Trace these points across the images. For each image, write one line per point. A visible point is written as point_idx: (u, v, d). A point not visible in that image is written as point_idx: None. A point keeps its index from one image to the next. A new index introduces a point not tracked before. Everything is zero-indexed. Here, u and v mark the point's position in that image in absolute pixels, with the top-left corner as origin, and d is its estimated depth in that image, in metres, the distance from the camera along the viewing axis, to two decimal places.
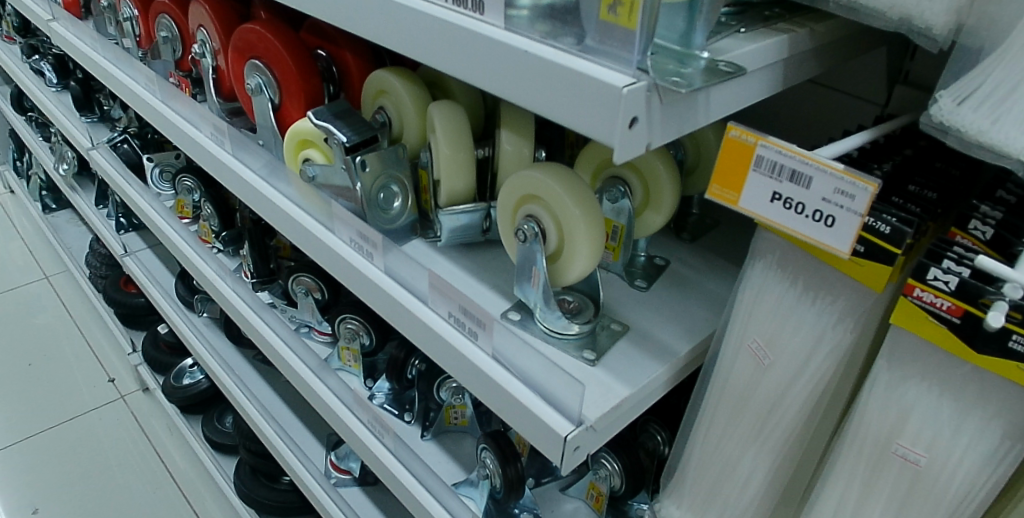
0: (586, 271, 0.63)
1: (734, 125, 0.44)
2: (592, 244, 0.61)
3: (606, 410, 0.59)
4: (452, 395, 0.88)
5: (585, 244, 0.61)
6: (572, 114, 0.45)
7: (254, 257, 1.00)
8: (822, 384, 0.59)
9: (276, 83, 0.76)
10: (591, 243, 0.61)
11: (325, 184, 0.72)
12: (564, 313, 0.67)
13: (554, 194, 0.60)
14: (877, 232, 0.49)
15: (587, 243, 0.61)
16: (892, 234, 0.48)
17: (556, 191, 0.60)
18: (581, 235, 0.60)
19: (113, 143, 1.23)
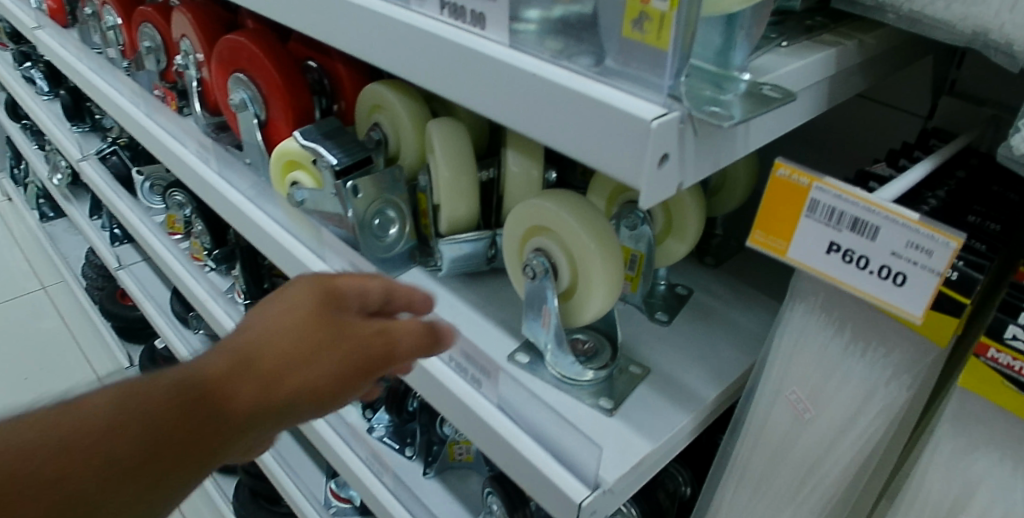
0: (602, 312, 0.57)
1: (783, 163, 0.38)
2: (611, 285, 0.54)
3: (625, 471, 0.52)
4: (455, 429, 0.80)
5: (603, 285, 0.54)
6: (588, 148, 0.38)
7: (245, 277, 0.93)
8: (873, 445, 0.51)
9: (263, 98, 0.70)
10: (610, 284, 0.54)
11: (314, 209, 0.65)
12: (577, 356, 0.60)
13: (573, 232, 0.53)
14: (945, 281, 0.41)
15: (605, 284, 0.54)
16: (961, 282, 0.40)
17: (576, 229, 0.53)
18: (600, 276, 0.54)
19: (103, 155, 1.19)
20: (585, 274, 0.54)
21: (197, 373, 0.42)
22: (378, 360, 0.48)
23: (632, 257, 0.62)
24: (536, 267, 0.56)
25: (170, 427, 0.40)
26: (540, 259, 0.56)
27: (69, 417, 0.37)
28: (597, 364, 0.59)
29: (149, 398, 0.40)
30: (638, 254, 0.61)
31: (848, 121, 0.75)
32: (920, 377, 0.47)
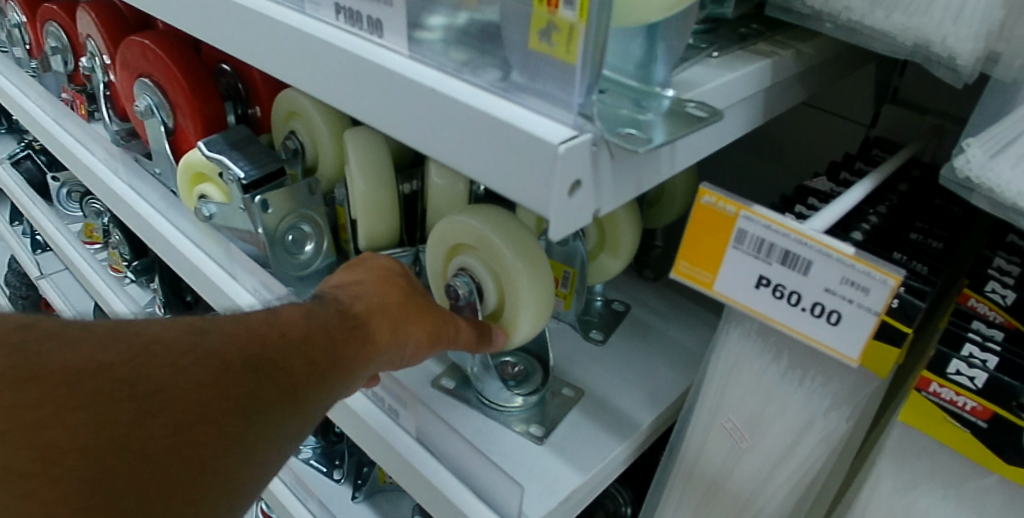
0: (531, 335, 0.53)
1: (707, 189, 0.34)
2: (540, 308, 0.51)
3: (554, 508, 0.48)
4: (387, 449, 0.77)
5: (532, 309, 0.50)
6: (492, 172, 0.33)
7: (165, 290, 0.87)
8: (811, 475, 0.49)
9: (169, 104, 0.64)
10: (539, 307, 0.51)
11: (224, 225, 0.60)
12: (506, 381, 0.56)
13: (507, 264, 0.49)
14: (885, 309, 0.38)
15: (534, 308, 0.50)
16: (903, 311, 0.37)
17: (510, 262, 0.49)
18: (528, 299, 0.50)
19: (16, 159, 1.11)
20: (512, 297, 0.50)
21: (301, 316, 0.41)
22: (445, 331, 0.48)
23: (566, 274, 0.59)
24: (459, 287, 0.52)
25: (262, 362, 0.37)
26: (463, 278, 0.52)
27: (153, 339, 0.34)
28: (527, 388, 0.56)
29: (232, 327, 0.37)
30: (571, 271, 0.58)
31: (791, 129, 0.72)
32: (859, 407, 0.44)
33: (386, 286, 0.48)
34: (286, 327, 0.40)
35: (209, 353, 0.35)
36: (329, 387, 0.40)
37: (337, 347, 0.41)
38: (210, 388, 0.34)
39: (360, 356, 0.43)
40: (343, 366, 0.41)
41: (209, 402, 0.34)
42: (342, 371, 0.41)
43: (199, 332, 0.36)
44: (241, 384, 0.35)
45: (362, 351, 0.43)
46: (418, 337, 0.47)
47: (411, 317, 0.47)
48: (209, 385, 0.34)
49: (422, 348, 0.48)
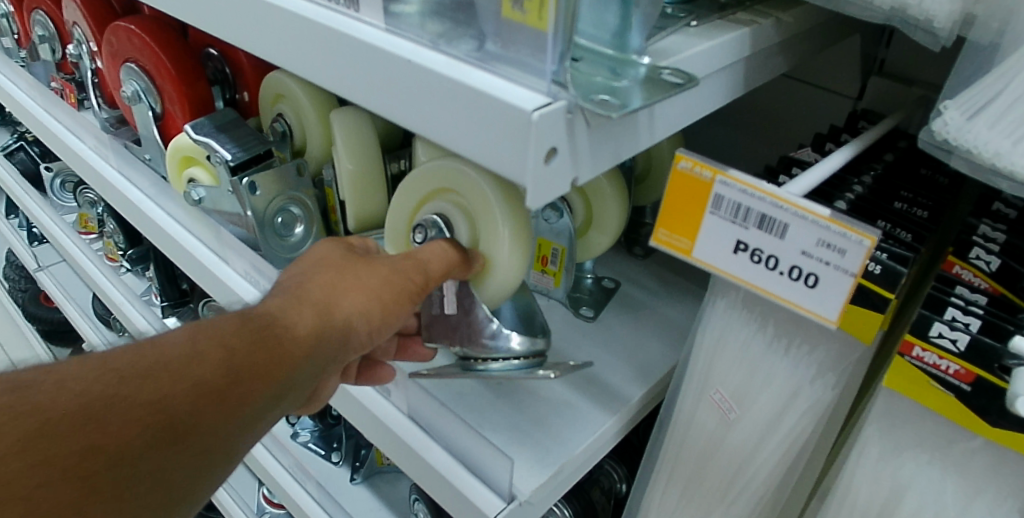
0: (511, 287, 0.48)
1: (684, 155, 0.34)
2: (515, 227, 0.46)
3: (543, 481, 0.49)
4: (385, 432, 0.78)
5: (505, 222, 0.45)
6: (469, 143, 0.34)
7: (160, 278, 0.87)
8: (798, 445, 0.49)
9: (156, 89, 0.64)
10: (513, 223, 0.45)
11: (213, 209, 0.60)
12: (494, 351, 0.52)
13: (485, 201, 0.45)
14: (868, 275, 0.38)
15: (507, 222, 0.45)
16: (886, 277, 0.37)
17: (488, 197, 0.45)
18: (497, 213, 0.45)
19: (9, 150, 1.11)
20: (483, 219, 0.46)
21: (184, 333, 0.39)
22: (394, 295, 0.45)
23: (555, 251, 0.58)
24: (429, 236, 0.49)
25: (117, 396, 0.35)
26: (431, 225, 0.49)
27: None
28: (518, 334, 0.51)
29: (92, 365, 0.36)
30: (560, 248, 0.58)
31: (778, 105, 0.72)
32: (845, 376, 0.45)
33: (324, 265, 0.46)
34: (157, 351, 0.37)
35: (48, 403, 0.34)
36: (244, 388, 0.39)
37: (248, 348, 0.39)
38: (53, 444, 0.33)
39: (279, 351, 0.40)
40: (255, 361, 0.39)
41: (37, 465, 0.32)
42: (256, 373, 0.39)
43: (35, 383, 0.35)
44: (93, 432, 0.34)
45: (281, 342, 0.41)
46: (363, 308, 0.44)
47: (348, 291, 0.44)
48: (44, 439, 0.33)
49: (375, 317, 0.44)
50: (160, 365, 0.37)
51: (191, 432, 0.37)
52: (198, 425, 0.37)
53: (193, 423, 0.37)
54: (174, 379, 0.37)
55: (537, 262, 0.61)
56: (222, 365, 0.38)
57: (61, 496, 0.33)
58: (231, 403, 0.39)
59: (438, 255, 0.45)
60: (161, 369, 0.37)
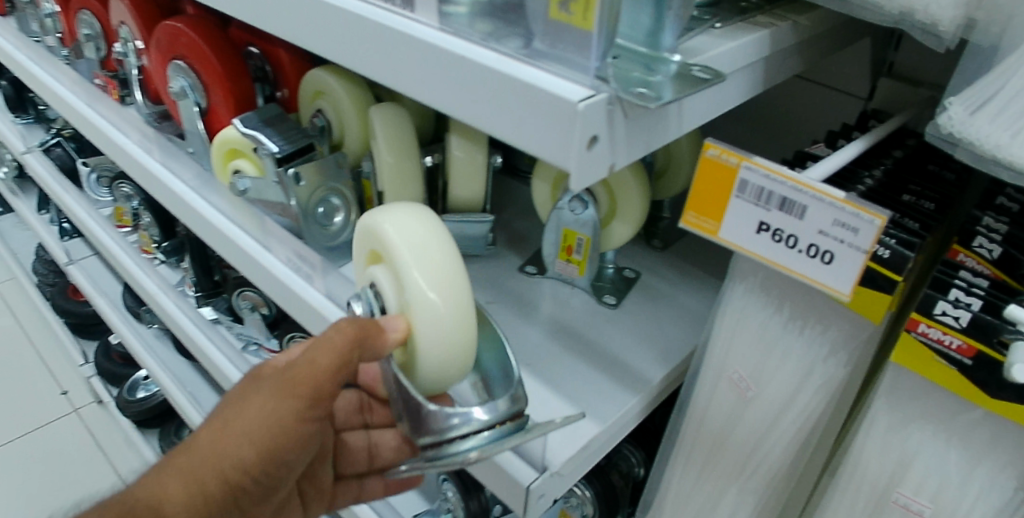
0: (446, 362, 0.44)
1: (712, 143, 0.38)
2: (434, 287, 0.43)
3: (572, 453, 0.52)
4: None
5: (421, 283, 0.43)
6: (517, 132, 0.37)
7: (195, 269, 0.91)
8: (812, 422, 0.52)
9: (202, 86, 0.68)
10: (435, 283, 0.43)
11: (257, 199, 0.64)
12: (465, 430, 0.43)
13: (403, 263, 0.44)
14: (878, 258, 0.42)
15: (422, 284, 0.43)
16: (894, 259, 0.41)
17: (404, 259, 0.43)
18: (414, 275, 0.43)
19: (46, 146, 1.18)
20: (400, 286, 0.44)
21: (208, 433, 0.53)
22: (283, 416, 0.50)
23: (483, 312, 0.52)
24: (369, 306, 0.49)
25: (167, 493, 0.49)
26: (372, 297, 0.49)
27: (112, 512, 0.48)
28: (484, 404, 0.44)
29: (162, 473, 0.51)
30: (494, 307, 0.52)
31: (786, 101, 0.76)
32: (856, 354, 0.48)
33: (225, 401, 0.52)
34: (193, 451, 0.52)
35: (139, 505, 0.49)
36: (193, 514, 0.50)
37: (185, 494, 0.50)
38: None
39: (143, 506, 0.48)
40: (187, 498, 0.50)
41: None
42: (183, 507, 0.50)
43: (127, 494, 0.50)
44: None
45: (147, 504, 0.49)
46: (245, 449, 0.51)
47: (239, 432, 0.51)
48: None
49: (257, 447, 0.51)
50: (197, 460, 0.51)
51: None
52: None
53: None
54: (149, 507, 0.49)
55: (563, 251, 0.65)
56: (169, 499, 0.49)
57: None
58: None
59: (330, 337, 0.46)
60: (198, 463, 0.51)
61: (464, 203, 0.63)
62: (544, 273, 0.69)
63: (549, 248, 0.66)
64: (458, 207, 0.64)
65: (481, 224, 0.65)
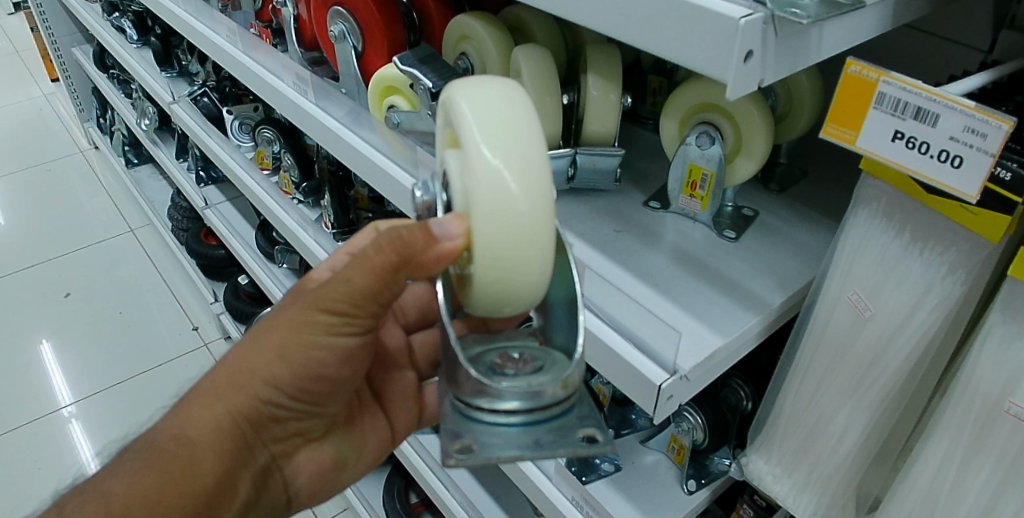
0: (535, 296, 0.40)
1: (854, 61, 0.44)
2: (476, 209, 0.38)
3: (700, 360, 0.56)
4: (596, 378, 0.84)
5: (484, 200, 0.37)
6: (681, 52, 0.43)
7: (335, 206, 1.02)
8: (927, 342, 0.54)
9: (359, 31, 0.79)
10: (497, 211, 0.37)
11: (410, 130, 0.73)
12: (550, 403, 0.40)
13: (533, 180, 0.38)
14: (997, 179, 0.42)
15: (489, 196, 0.37)
16: (1014, 182, 0.41)
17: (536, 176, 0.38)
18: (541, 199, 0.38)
19: (194, 97, 1.35)
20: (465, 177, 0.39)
21: (257, 369, 0.54)
22: (319, 337, 0.52)
23: None
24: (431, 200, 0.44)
25: (235, 408, 0.55)
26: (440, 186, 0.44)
27: (173, 450, 0.53)
28: (528, 365, 0.43)
29: (222, 413, 0.54)
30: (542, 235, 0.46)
31: (895, 47, 0.80)
32: (976, 272, 0.49)
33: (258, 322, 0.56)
34: (246, 382, 0.54)
35: (197, 437, 0.54)
36: (229, 425, 0.55)
37: (218, 408, 0.54)
38: (209, 456, 0.54)
39: (168, 445, 0.53)
40: (213, 419, 0.54)
41: (200, 461, 0.53)
42: (213, 423, 0.54)
43: (185, 437, 0.53)
44: (227, 432, 0.55)
45: (177, 435, 0.53)
46: (276, 361, 0.53)
47: (296, 359, 0.53)
48: (195, 456, 0.53)
49: (286, 358, 0.53)
50: (247, 385, 0.54)
51: (193, 481, 0.53)
52: (210, 465, 0.54)
53: (200, 473, 0.53)
54: (186, 426, 0.54)
55: (686, 187, 0.70)
56: (205, 415, 0.54)
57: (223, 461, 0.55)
58: (230, 438, 0.55)
59: (367, 261, 0.46)
60: (248, 385, 0.54)
61: (599, 136, 0.70)
62: (667, 209, 0.74)
63: (673, 183, 0.71)
64: (592, 141, 0.71)
65: (612, 158, 0.71)
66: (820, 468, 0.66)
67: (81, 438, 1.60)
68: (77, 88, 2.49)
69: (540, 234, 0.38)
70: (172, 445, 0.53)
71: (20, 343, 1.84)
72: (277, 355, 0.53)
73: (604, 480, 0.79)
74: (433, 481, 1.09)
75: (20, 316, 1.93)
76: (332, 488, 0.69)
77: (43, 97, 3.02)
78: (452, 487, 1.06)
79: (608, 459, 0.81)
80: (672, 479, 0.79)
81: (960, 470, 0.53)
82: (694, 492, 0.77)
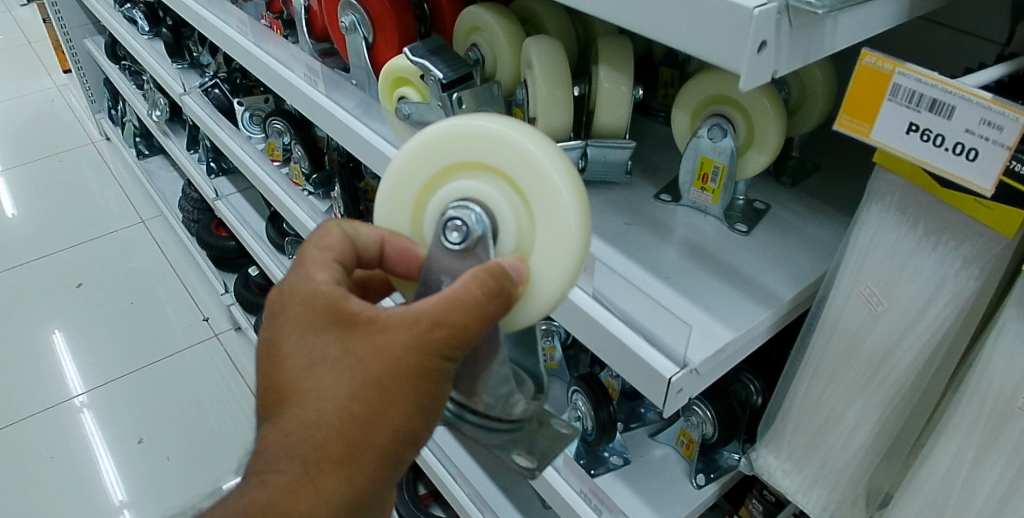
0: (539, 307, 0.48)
1: (869, 52, 0.43)
2: (562, 235, 0.43)
3: (710, 353, 0.56)
4: (607, 372, 0.84)
5: (575, 226, 0.43)
6: (695, 41, 0.43)
7: (345, 198, 1.03)
8: (939, 339, 0.54)
9: (370, 22, 0.79)
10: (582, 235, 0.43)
11: (419, 121, 0.73)
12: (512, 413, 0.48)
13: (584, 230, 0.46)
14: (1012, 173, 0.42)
15: (577, 220, 0.43)
16: None
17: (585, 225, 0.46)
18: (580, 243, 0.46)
19: (205, 88, 1.35)
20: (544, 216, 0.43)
21: (387, 435, 0.44)
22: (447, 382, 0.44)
23: None
24: (477, 232, 0.43)
25: (359, 479, 0.44)
26: (481, 219, 0.44)
27: None
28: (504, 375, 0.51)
29: (349, 488, 0.44)
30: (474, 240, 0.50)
31: (911, 40, 0.79)
32: (990, 268, 0.48)
33: (342, 365, 0.43)
34: (375, 448, 0.44)
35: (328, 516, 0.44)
36: (360, 495, 0.45)
37: (350, 481, 0.44)
38: None
39: None
40: (346, 495, 0.44)
41: None
42: (345, 498, 0.44)
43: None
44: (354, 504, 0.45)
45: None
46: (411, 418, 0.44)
47: (429, 411, 0.45)
48: None
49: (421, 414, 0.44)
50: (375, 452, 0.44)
51: None
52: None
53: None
54: (315, 506, 0.43)
55: (698, 180, 0.70)
56: (333, 492, 0.44)
57: None
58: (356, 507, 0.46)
59: (475, 308, 0.41)
60: (377, 452, 0.44)
61: (609, 129, 0.70)
62: (678, 201, 0.73)
63: (685, 176, 0.70)
64: (603, 133, 0.70)
65: (623, 150, 0.71)
66: (830, 464, 0.66)
67: (92, 428, 1.61)
68: (89, 79, 2.51)
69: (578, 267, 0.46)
70: None
71: (32, 333, 1.86)
72: (410, 413, 0.44)
73: (613, 474, 0.79)
74: (442, 473, 1.09)
75: (32, 306, 1.94)
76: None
77: (55, 89, 3.04)
78: (461, 479, 1.06)
79: (616, 452, 0.81)
80: (681, 473, 0.79)
81: (972, 467, 0.53)
82: (703, 486, 0.77)
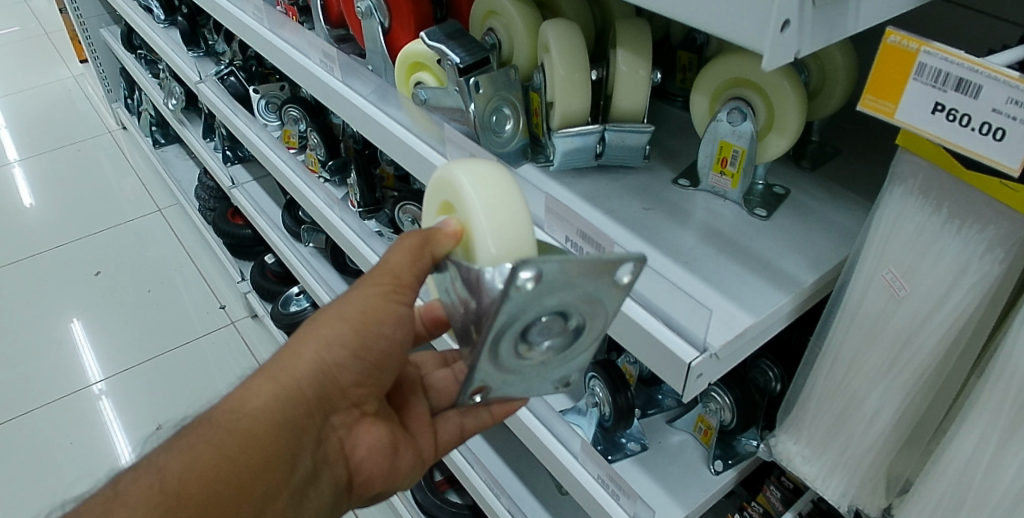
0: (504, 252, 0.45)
1: (894, 31, 0.42)
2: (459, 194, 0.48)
3: (730, 339, 0.56)
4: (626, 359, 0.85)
5: (456, 170, 0.48)
6: (718, 22, 0.42)
7: (361, 185, 1.02)
8: (964, 322, 0.53)
9: (385, 7, 0.78)
10: (468, 172, 0.48)
11: (436, 107, 0.73)
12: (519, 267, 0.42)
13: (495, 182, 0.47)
14: None
15: (458, 175, 0.48)
16: None
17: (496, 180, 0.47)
18: (508, 192, 0.47)
19: (221, 76, 1.36)
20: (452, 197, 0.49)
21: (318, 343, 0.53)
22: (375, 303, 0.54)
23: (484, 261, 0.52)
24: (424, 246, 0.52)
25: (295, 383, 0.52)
26: None
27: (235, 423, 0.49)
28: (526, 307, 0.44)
29: (283, 390, 0.51)
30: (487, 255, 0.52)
31: (934, 21, 0.77)
32: (1016, 251, 0.48)
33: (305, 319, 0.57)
34: (308, 355, 0.53)
35: (256, 409, 0.50)
36: (294, 398, 0.52)
37: (279, 380, 0.52)
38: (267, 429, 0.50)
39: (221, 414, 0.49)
40: (276, 389, 0.51)
41: (258, 431, 0.49)
42: (277, 395, 0.51)
43: (238, 408, 0.50)
44: (290, 407, 0.51)
45: (232, 407, 0.50)
46: (341, 329, 0.53)
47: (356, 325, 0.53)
48: (252, 430, 0.49)
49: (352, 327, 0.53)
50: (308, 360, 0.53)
51: (245, 455, 0.48)
52: (271, 436, 0.50)
53: (261, 452, 0.49)
54: (248, 398, 0.50)
55: (717, 164, 0.69)
56: (265, 388, 0.51)
57: (281, 436, 0.50)
58: (294, 412, 0.52)
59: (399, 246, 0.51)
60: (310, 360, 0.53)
61: (627, 113, 0.70)
62: (696, 186, 0.73)
63: (703, 159, 0.70)
64: (621, 117, 0.70)
65: (641, 135, 0.71)
66: (850, 449, 0.65)
67: (111, 414, 1.64)
68: (105, 68, 2.53)
69: (509, 207, 0.46)
70: (228, 419, 0.49)
71: (53, 322, 1.89)
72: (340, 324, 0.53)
73: (630, 459, 0.80)
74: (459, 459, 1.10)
75: (51, 294, 1.97)
76: (392, 475, 0.63)
77: (72, 79, 3.07)
78: (477, 465, 1.07)
79: (634, 439, 0.82)
80: (698, 459, 0.79)
81: (996, 453, 0.52)
82: (721, 472, 0.77)
